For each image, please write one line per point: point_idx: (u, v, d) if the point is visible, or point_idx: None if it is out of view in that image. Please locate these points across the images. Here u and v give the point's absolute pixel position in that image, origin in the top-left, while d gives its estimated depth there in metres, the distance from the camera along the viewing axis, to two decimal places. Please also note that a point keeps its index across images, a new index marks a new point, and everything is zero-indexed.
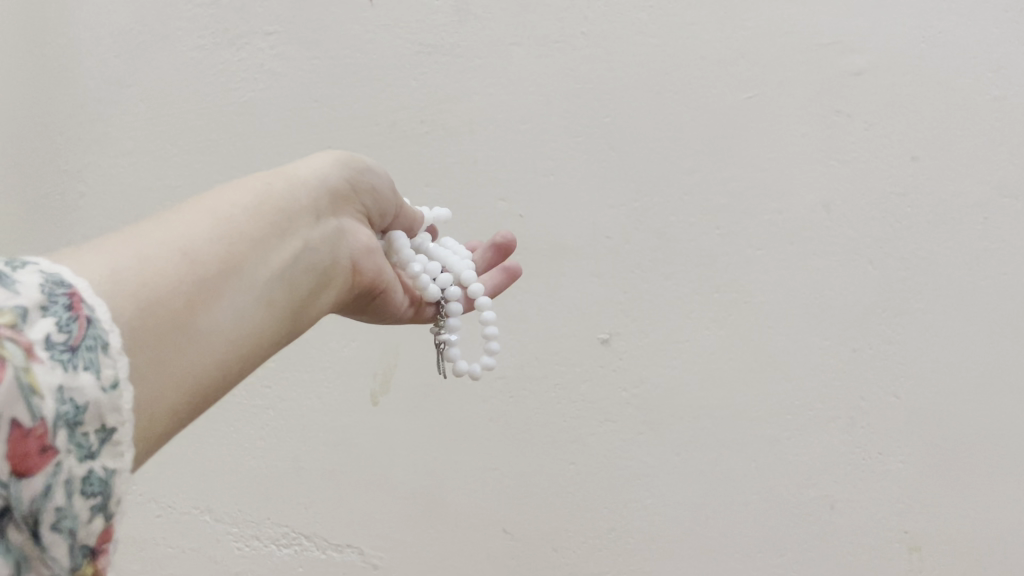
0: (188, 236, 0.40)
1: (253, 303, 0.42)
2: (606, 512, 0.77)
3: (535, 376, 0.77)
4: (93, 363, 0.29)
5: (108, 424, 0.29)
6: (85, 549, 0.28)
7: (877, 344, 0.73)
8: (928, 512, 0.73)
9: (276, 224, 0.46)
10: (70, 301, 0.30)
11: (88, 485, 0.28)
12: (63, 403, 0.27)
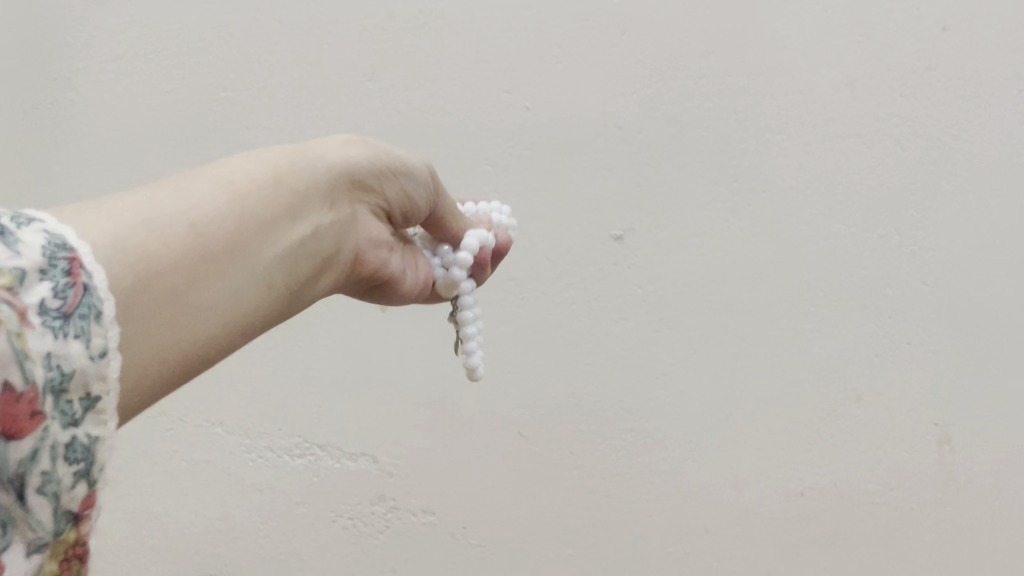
0: (192, 212, 0.36)
1: (250, 289, 0.39)
2: (624, 412, 0.74)
3: (546, 276, 0.74)
4: (85, 331, 0.28)
5: (94, 393, 0.28)
6: (68, 514, 0.28)
7: (904, 230, 0.69)
8: (957, 402, 0.70)
9: (295, 203, 0.42)
10: (68, 267, 0.29)
11: (71, 451, 0.27)
12: (51, 370, 0.26)
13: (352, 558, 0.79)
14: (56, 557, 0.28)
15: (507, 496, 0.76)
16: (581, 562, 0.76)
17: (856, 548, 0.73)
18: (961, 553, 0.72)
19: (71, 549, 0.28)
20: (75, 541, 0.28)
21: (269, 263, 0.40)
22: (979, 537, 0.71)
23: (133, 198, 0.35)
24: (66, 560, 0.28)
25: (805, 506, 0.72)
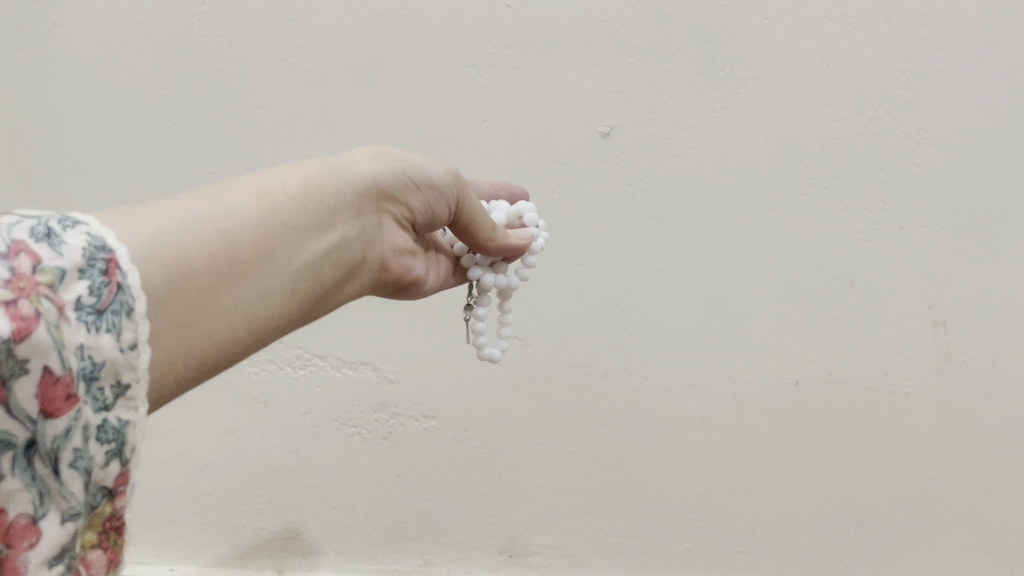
0: (228, 214, 0.34)
1: (287, 290, 0.36)
2: (618, 311, 0.73)
3: (535, 177, 0.72)
4: (116, 327, 0.27)
5: (124, 381, 0.27)
6: (103, 488, 0.26)
7: (893, 112, 0.67)
8: (952, 285, 0.69)
9: (338, 206, 0.39)
10: (106, 265, 0.27)
11: (102, 433, 0.26)
12: (82, 360, 0.25)
13: (360, 464, 0.80)
14: (94, 529, 0.27)
15: (506, 397, 0.76)
16: (579, 459, 0.77)
17: (852, 434, 0.73)
18: (956, 436, 0.72)
19: (109, 523, 0.27)
20: (112, 516, 0.27)
21: (310, 263, 0.37)
22: (975, 420, 0.71)
23: (167, 202, 0.33)
24: (105, 534, 0.27)
25: (800, 394, 0.72)
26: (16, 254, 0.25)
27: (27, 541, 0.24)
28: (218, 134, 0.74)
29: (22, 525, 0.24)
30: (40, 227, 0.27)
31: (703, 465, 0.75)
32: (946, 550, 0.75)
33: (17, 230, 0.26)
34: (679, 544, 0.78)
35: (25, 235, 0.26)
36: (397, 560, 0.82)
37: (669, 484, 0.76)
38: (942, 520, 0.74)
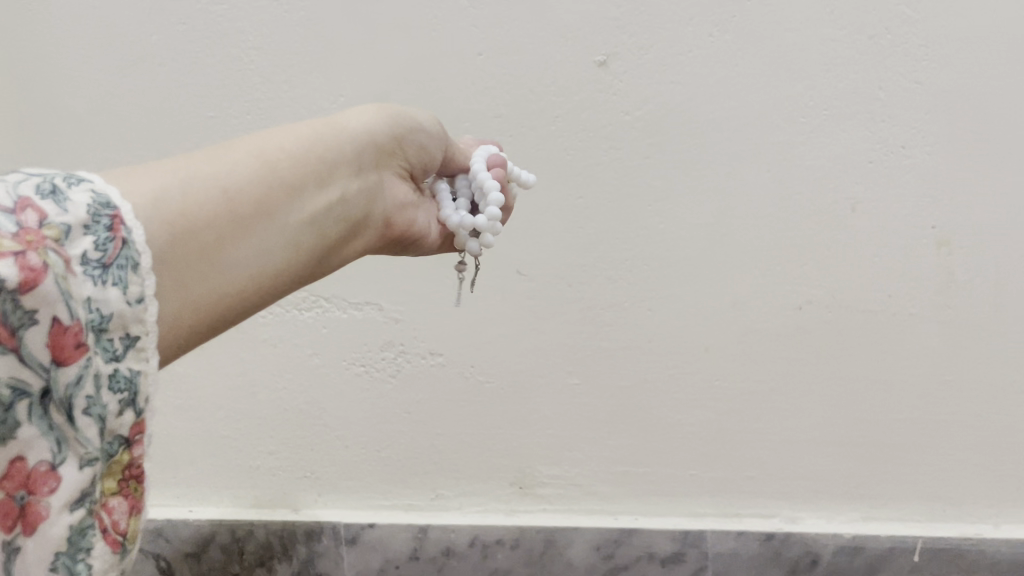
0: (230, 171, 0.38)
1: (298, 238, 0.41)
2: (621, 242, 0.72)
3: (532, 110, 0.70)
4: (122, 280, 0.30)
5: (133, 333, 0.30)
6: (119, 438, 0.30)
7: (894, 28, 0.66)
8: (955, 203, 0.68)
9: (323, 168, 0.43)
10: (110, 222, 0.30)
11: (115, 383, 0.29)
12: (90, 311, 0.28)
13: (369, 403, 0.81)
14: (114, 477, 0.30)
15: (511, 332, 0.76)
16: (585, 390, 0.77)
17: (856, 356, 0.73)
18: (961, 354, 0.72)
19: (127, 471, 0.30)
20: (129, 465, 0.30)
21: (304, 221, 0.41)
22: (980, 338, 0.71)
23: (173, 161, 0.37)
24: (124, 482, 0.30)
25: (805, 320, 0.72)
26: (24, 210, 0.28)
27: (47, 486, 0.28)
28: (210, 79, 0.74)
29: (43, 471, 0.27)
30: (47, 185, 0.30)
31: (708, 392, 0.76)
32: (954, 469, 0.75)
33: (26, 188, 0.29)
34: (687, 472, 0.78)
35: (32, 193, 0.29)
36: (410, 495, 0.83)
37: (675, 413, 0.77)
38: (949, 440, 0.74)
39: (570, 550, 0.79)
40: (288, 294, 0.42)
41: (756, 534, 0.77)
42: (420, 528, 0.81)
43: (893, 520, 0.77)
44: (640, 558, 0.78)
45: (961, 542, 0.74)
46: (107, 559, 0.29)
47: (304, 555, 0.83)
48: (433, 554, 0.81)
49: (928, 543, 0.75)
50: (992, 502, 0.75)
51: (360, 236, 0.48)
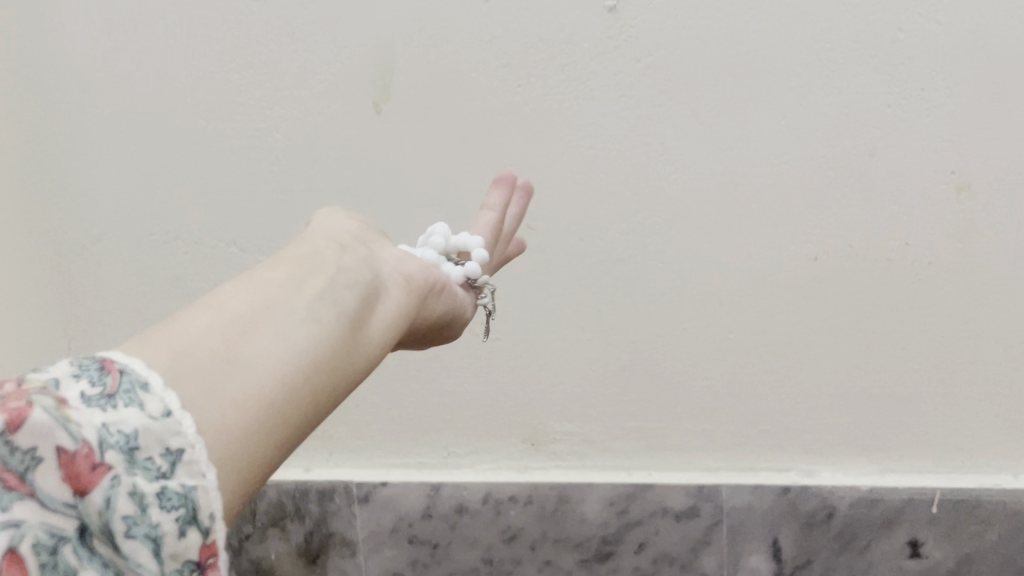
0: (206, 297, 0.36)
1: (326, 306, 0.38)
2: (632, 195, 0.71)
3: (540, 59, 0.69)
4: (136, 400, 0.28)
5: (172, 446, 0.28)
6: (188, 564, 0.27)
7: None
8: (975, 145, 0.66)
9: (306, 263, 0.41)
10: (105, 361, 0.29)
11: (166, 501, 0.27)
12: (107, 434, 0.27)
13: (380, 362, 0.80)
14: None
15: (521, 288, 0.75)
16: (597, 346, 0.76)
17: (873, 307, 0.71)
18: (981, 302, 0.70)
19: None
20: None
21: (319, 295, 0.39)
22: (1000, 285, 0.69)
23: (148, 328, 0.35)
24: None
25: (821, 271, 0.71)
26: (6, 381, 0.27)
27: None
28: (211, 33, 0.72)
29: None
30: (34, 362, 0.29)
31: (722, 345, 0.74)
32: (972, 420, 0.74)
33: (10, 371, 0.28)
34: (701, 427, 0.77)
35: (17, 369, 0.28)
36: (422, 453, 0.82)
37: (689, 367, 0.76)
38: (967, 389, 0.73)
39: (583, 507, 0.79)
40: (356, 369, 0.38)
41: (771, 488, 0.75)
42: (433, 486, 0.80)
43: (909, 471, 0.76)
44: (654, 513, 0.78)
45: (980, 492, 0.73)
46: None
47: (317, 515, 0.83)
48: (446, 512, 0.81)
49: (947, 494, 0.73)
50: (1011, 452, 0.74)
51: (395, 304, 0.45)
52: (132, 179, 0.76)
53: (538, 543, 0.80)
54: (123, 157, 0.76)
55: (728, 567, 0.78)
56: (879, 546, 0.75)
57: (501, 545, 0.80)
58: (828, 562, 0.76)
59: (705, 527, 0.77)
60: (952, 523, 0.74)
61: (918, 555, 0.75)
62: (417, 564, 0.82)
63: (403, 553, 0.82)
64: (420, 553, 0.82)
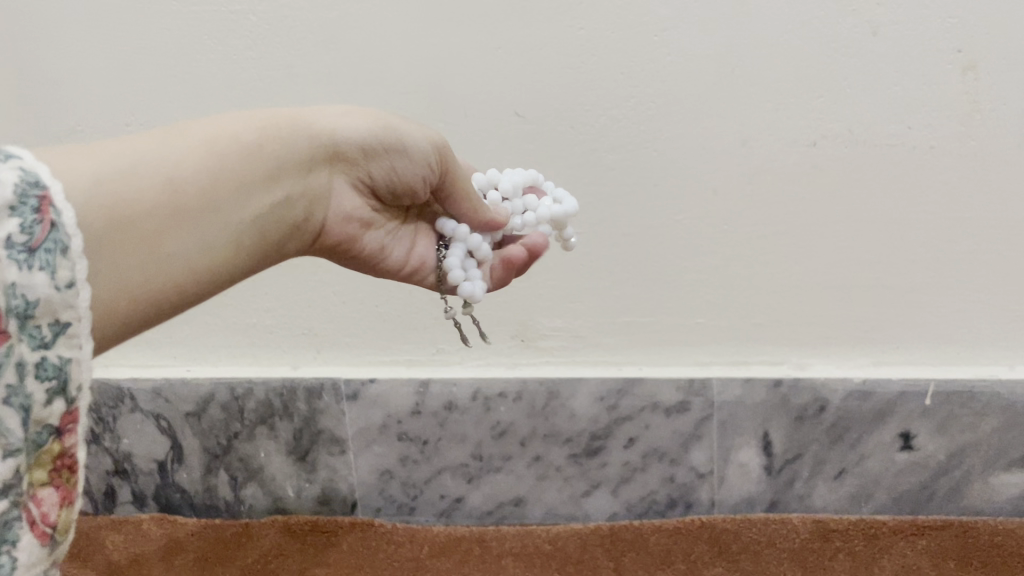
0: (173, 162, 0.38)
1: (240, 228, 0.41)
2: (626, 79, 0.68)
3: None
4: (50, 263, 0.30)
5: (62, 319, 0.30)
6: (49, 428, 0.31)
7: None
8: (984, 23, 0.63)
9: (273, 169, 0.43)
10: (38, 202, 0.31)
11: (43, 370, 0.30)
12: (13, 298, 0.29)
13: None
14: (44, 468, 0.31)
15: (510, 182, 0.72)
16: (589, 240, 0.73)
17: (871, 195, 0.69)
18: (982, 189, 0.68)
19: (58, 461, 0.31)
20: (60, 454, 0.31)
21: (246, 220, 0.41)
22: (1003, 171, 0.67)
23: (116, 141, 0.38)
24: (54, 472, 0.32)
25: (819, 157, 0.68)
26: None
27: None
28: None
29: None
30: None
31: (717, 237, 0.72)
32: (968, 310, 0.73)
33: None
34: (693, 321, 0.76)
35: None
36: (410, 349, 0.81)
37: (682, 261, 0.73)
38: (965, 279, 0.71)
39: (573, 402, 0.78)
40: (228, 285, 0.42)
41: (763, 381, 0.74)
42: (421, 382, 0.79)
43: (904, 363, 0.75)
44: (644, 408, 0.77)
45: (974, 384, 0.72)
46: (35, 553, 0.31)
47: (305, 413, 0.82)
48: (435, 408, 0.80)
49: (941, 386, 0.72)
50: (1007, 341, 0.73)
51: (306, 236, 0.47)
52: (101, 67, 0.73)
53: (528, 439, 0.79)
54: (90, 44, 0.72)
55: (717, 461, 0.77)
56: (870, 439, 0.75)
57: (490, 441, 0.80)
58: (818, 455, 0.76)
59: (696, 421, 0.76)
60: (945, 415, 0.73)
61: (909, 447, 0.74)
62: (407, 460, 0.82)
63: (392, 450, 0.81)
64: (409, 450, 0.81)
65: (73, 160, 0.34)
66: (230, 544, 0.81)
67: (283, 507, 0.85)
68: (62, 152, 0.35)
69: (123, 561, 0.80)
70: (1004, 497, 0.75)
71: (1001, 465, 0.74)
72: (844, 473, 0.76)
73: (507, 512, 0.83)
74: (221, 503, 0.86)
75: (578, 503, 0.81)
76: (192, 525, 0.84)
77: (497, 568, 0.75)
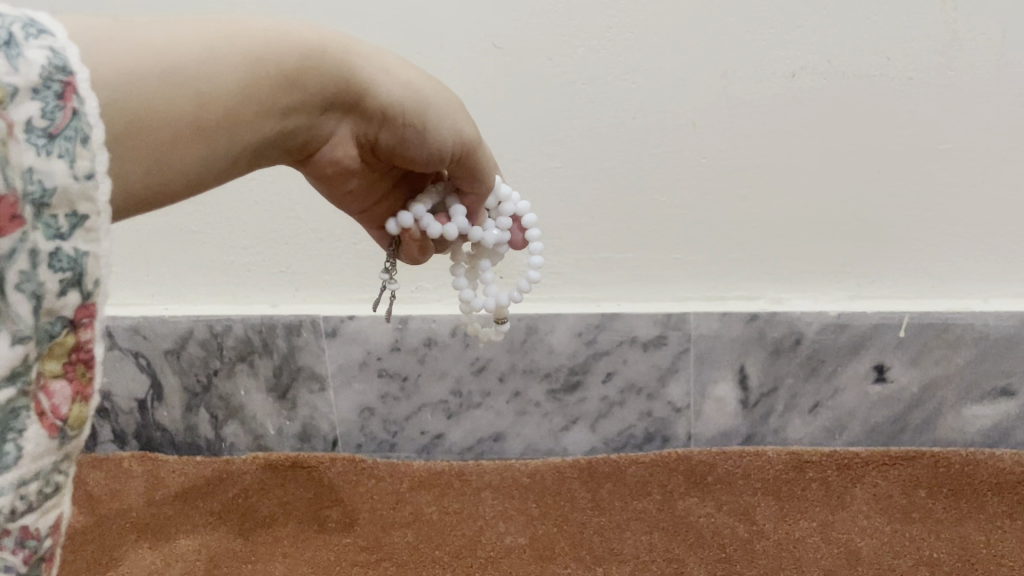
0: (212, 73, 0.34)
1: (242, 153, 0.37)
2: (604, 9, 0.67)
3: None
4: (70, 153, 0.28)
5: (80, 211, 0.28)
6: (61, 320, 0.29)
7: None
8: None
9: (299, 104, 0.38)
10: (63, 87, 0.28)
11: (57, 262, 0.28)
12: (30, 184, 0.27)
13: None
14: (58, 360, 0.29)
15: (487, 115, 0.71)
16: (567, 175, 0.73)
17: (850, 127, 0.69)
18: (960, 120, 0.68)
19: (74, 354, 0.29)
20: (76, 347, 0.29)
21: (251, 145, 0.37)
22: (982, 101, 0.67)
23: (148, 26, 0.33)
24: (70, 364, 0.30)
25: (798, 89, 0.68)
26: None
27: None
28: None
29: None
30: (1, 32, 0.27)
31: (696, 171, 0.72)
32: (944, 243, 0.73)
33: None
34: (672, 256, 0.76)
35: None
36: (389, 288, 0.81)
37: (661, 195, 0.73)
38: (943, 212, 0.72)
39: (552, 337, 0.78)
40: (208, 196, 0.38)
41: (740, 315, 0.75)
42: (401, 319, 0.79)
43: (882, 298, 0.75)
44: (622, 343, 0.77)
45: (949, 316, 0.73)
46: (43, 444, 0.29)
47: (285, 350, 0.81)
48: (415, 345, 0.80)
49: (916, 318, 0.73)
50: (982, 274, 0.74)
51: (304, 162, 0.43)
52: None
53: (507, 374, 0.80)
54: None
55: (693, 395, 0.78)
56: (845, 371, 0.76)
57: (470, 377, 0.80)
58: (793, 388, 0.77)
59: (674, 355, 0.77)
60: (919, 347, 0.74)
61: (883, 379, 0.75)
62: (387, 397, 0.82)
63: (372, 386, 0.82)
64: (389, 386, 0.82)
65: (108, 49, 0.30)
66: (210, 480, 0.81)
67: (264, 445, 0.86)
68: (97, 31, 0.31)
69: (103, 496, 0.80)
70: (976, 428, 0.76)
71: (974, 397, 0.75)
72: (820, 406, 0.77)
73: (486, 448, 0.84)
74: (201, 441, 0.86)
75: (558, 438, 0.82)
76: (174, 463, 0.84)
77: (475, 500, 0.76)
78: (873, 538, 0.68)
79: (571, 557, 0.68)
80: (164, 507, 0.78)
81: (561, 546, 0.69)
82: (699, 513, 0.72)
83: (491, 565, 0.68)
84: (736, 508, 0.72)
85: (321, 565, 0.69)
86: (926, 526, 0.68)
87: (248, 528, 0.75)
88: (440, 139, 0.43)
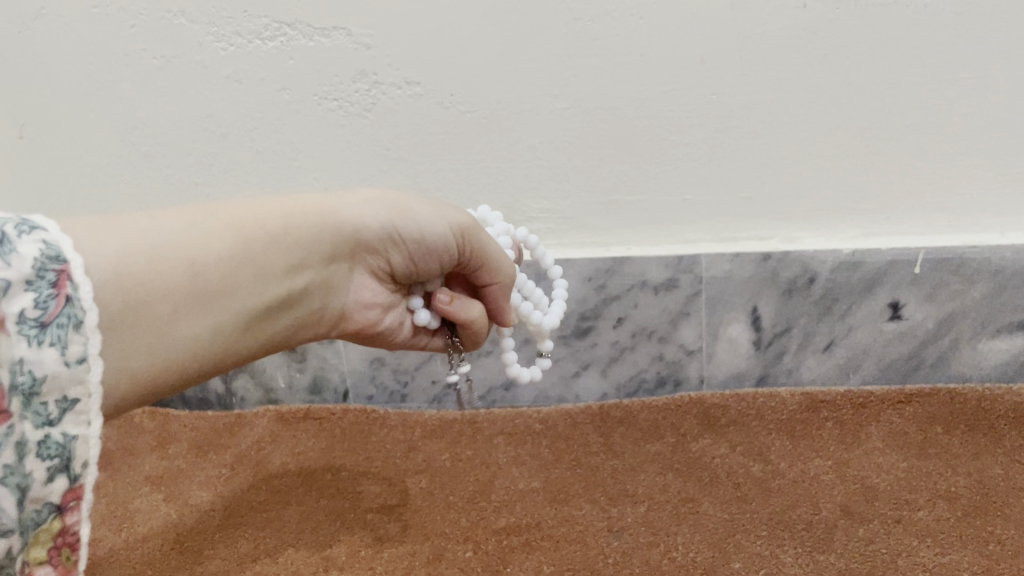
0: (196, 245, 0.42)
1: (252, 310, 0.45)
2: None
3: None
4: (61, 339, 0.33)
5: (70, 395, 0.34)
6: (49, 506, 0.34)
7: None
8: None
9: (296, 258, 0.47)
10: (56, 276, 0.34)
11: (45, 448, 0.33)
12: (20, 374, 0.32)
13: (346, 141, 0.75)
14: (43, 546, 0.34)
15: (491, 56, 0.70)
16: (574, 116, 0.72)
17: (862, 58, 0.67)
18: (974, 49, 0.66)
19: (60, 538, 0.35)
20: (62, 531, 0.35)
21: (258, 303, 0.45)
22: (998, 28, 0.65)
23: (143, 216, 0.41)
24: (54, 549, 0.35)
25: (809, 21, 0.66)
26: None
27: None
28: None
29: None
30: None
31: (704, 108, 0.70)
32: (961, 176, 0.71)
33: None
34: (682, 198, 0.75)
35: None
36: None
37: (670, 134, 0.72)
38: (959, 144, 0.70)
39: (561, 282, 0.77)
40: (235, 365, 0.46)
41: (751, 256, 0.74)
42: None
43: (895, 234, 0.74)
44: (632, 287, 0.76)
45: (965, 251, 0.71)
46: None
47: None
48: None
49: (931, 254, 0.72)
50: (999, 208, 0.72)
51: (319, 318, 0.52)
52: None
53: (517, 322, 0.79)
54: None
55: (706, 338, 0.78)
56: (858, 310, 0.75)
57: None
58: (807, 328, 0.76)
59: (686, 298, 0.76)
60: (934, 283, 0.73)
61: (898, 316, 0.74)
62: None
63: None
64: None
65: (98, 236, 0.38)
66: (223, 433, 0.81)
67: (275, 399, 0.86)
68: (94, 225, 0.39)
69: (117, 452, 0.80)
70: (992, 365, 0.75)
71: (988, 332, 0.74)
72: (833, 344, 0.77)
73: (498, 397, 0.84)
74: (212, 395, 0.87)
75: (569, 385, 0.82)
76: (185, 417, 0.84)
77: (487, 447, 0.76)
78: (890, 473, 0.67)
79: (585, 499, 0.67)
80: (176, 461, 0.78)
81: (575, 488, 0.69)
82: (714, 453, 0.71)
83: (505, 508, 0.67)
84: (751, 449, 0.71)
85: (335, 511, 0.69)
86: (941, 460, 0.68)
87: (263, 479, 0.74)
88: (439, 240, 0.52)
